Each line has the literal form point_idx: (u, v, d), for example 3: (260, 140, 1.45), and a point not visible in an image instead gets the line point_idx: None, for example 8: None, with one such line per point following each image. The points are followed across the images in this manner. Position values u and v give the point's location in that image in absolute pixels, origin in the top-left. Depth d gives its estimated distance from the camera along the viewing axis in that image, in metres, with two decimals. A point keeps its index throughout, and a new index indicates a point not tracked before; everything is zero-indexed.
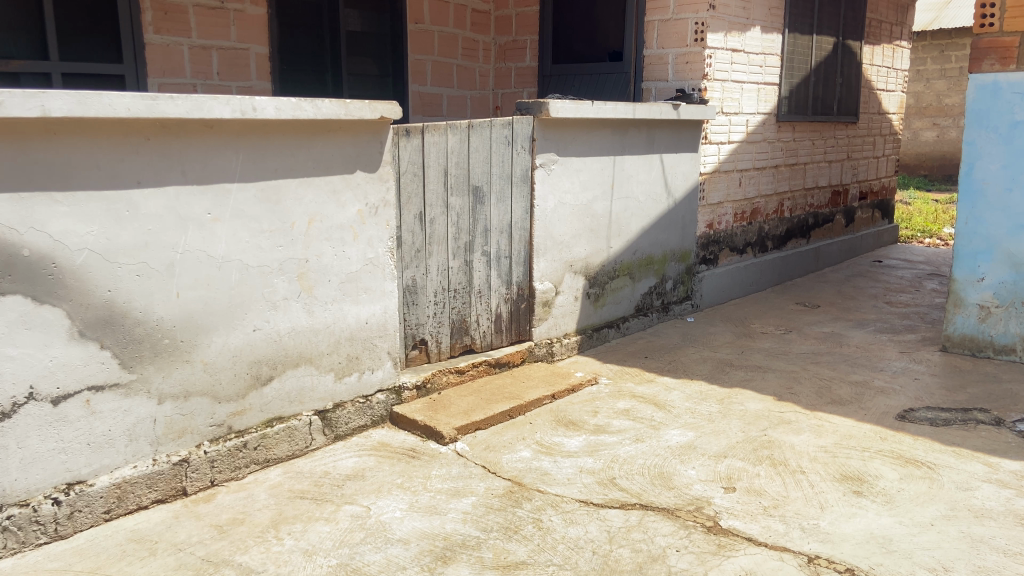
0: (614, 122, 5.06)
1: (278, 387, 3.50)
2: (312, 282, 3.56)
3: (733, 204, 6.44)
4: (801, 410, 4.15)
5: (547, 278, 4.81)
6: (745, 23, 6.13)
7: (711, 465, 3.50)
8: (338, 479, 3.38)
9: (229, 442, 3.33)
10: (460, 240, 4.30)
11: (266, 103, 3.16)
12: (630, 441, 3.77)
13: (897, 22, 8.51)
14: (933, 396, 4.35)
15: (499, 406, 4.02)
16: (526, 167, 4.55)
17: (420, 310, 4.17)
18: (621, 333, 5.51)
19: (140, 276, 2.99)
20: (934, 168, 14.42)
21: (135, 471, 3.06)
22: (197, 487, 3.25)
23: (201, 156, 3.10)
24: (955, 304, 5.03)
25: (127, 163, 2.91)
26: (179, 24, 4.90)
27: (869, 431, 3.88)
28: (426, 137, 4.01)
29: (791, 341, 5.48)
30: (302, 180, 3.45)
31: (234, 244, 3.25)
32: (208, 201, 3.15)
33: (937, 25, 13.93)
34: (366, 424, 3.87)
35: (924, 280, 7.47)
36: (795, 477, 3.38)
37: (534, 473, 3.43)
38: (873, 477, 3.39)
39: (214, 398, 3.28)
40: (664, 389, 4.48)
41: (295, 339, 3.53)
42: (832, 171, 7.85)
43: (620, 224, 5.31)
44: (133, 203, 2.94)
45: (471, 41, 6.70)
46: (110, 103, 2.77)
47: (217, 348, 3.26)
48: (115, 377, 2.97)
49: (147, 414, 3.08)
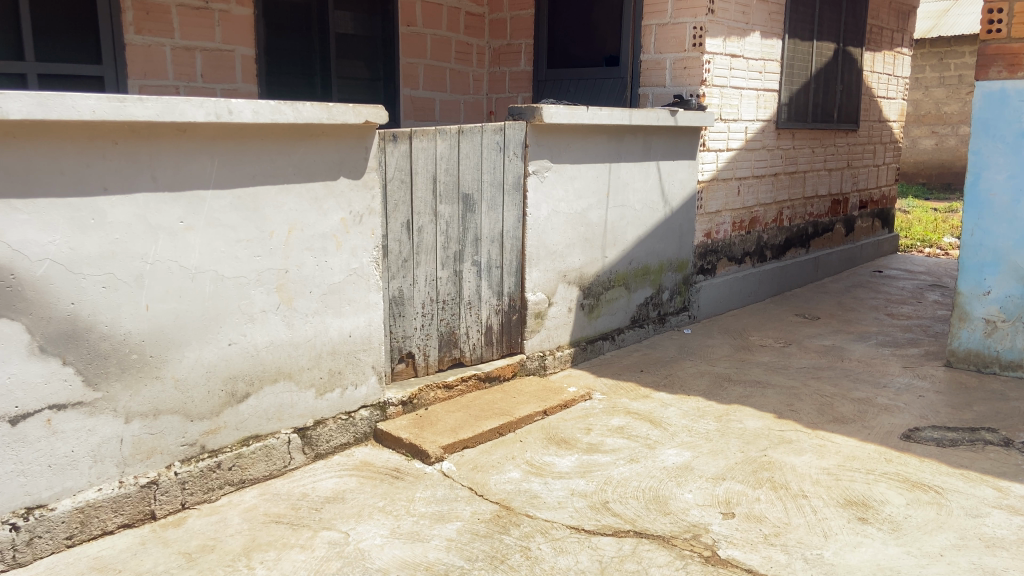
0: (610, 129, 4.90)
1: (255, 404, 3.33)
2: (292, 294, 3.40)
3: (731, 213, 6.30)
4: (802, 429, 3.99)
5: (539, 288, 4.65)
6: (744, 28, 5.99)
7: (708, 488, 3.34)
8: (317, 502, 3.21)
9: (202, 462, 3.17)
10: (450, 250, 4.14)
11: (242, 105, 3.01)
12: (625, 461, 3.61)
13: (897, 29, 8.39)
14: (938, 415, 4.20)
15: (488, 423, 3.86)
16: (518, 174, 4.39)
17: (407, 322, 4.00)
18: (616, 345, 5.36)
19: (106, 288, 2.83)
20: (933, 176, 14.32)
21: (100, 494, 2.89)
22: (167, 510, 3.08)
23: (173, 161, 2.95)
24: (959, 318, 4.88)
25: (93, 168, 2.75)
26: (161, 24, 4.74)
27: (873, 452, 3.72)
28: (415, 142, 3.85)
29: (791, 354, 5.32)
30: (282, 187, 3.29)
31: (208, 254, 3.09)
32: (180, 209, 2.99)
33: (936, 33, 13.85)
34: (348, 441, 3.71)
35: (925, 291, 7.33)
36: (796, 501, 3.22)
37: (523, 496, 3.26)
38: (879, 502, 3.23)
39: (186, 416, 3.11)
40: (660, 405, 4.32)
41: (273, 353, 3.36)
42: (832, 180, 7.71)
43: (615, 233, 5.15)
44: (99, 211, 2.78)
45: (465, 45, 6.55)
46: (73, 104, 2.62)
47: (189, 363, 3.09)
48: (79, 395, 2.80)
49: (113, 433, 2.91)
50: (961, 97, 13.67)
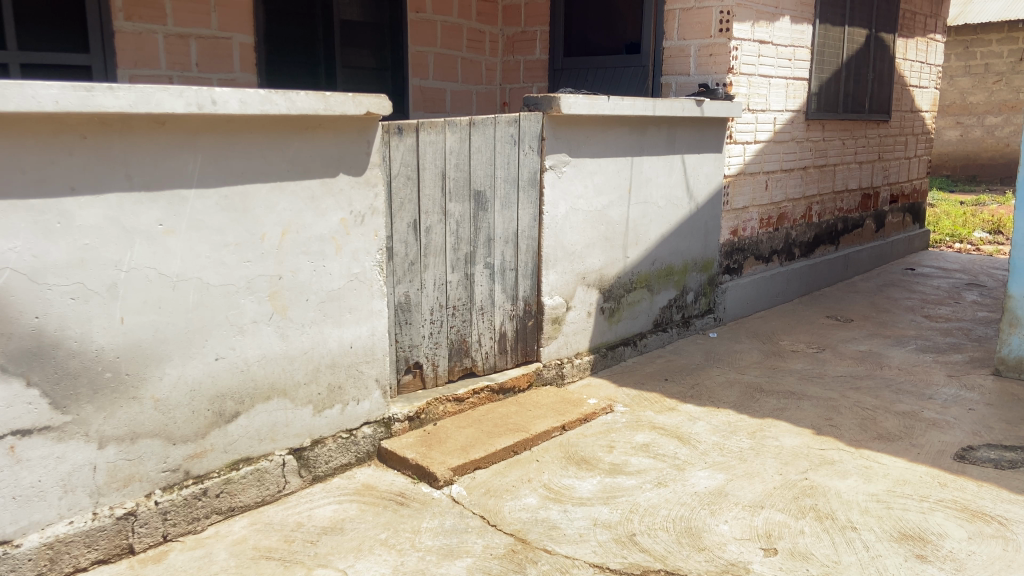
0: (631, 120, 4.56)
1: (245, 424, 3.04)
2: (286, 302, 3.09)
3: (758, 209, 5.94)
4: (844, 448, 3.66)
5: (556, 292, 4.33)
6: (773, 12, 5.62)
7: (746, 518, 3.01)
8: (312, 533, 2.91)
9: (185, 490, 2.87)
10: (460, 252, 3.82)
11: (228, 94, 2.71)
12: (652, 485, 3.28)
13: (931, 15, 7.96)
14: (993, 431, 3.84)
15: (502, 441, 3.54)
16: (533, 169, 4.07)
17: (414, 330, 3.69)
18: (638, 352, 5.02)
19: (75, 300, 2.54)
20: (957, 168, 13.86)
21: (71, 528, 2.60)
22: (147, 544, 2.79)
23: (151, 156, 2.64)
24: (1009, 323, 4.50)
25: (58, 165, 2.45)
26: (152, 10, 4.44)
27: (925, 475, 3.38)
28: (421, 135, 3.54)
29: (826, 361, 4.98)
30: (274, 185, 2.97)
31: (191, 260, 2.79)
32: (159, 210, 2.69)
33: (962, 20, 13.31)
34: (350, 461, 3.41)
35: (962, 291, 6.95)
36: (846, 535, 2.89)
37: (540, 527, 2.95)
38: (937, 536, 2.89)
39: (168, 439, 2.82)
40: (687, 420, 3.99)
41: (265, 368, 3.06)
42: (863, 173, 7.33)
43: (637, 232, 4.81)
44: (66, 213, 2.49)
45: (477, 33, 6.22)
46: (34, 94, 2.31)
47: (171, 381, 2.79)
48: (45, 419, 2.51)
49: (85, 459, 2.62)
50: (987, 87, 13.17)
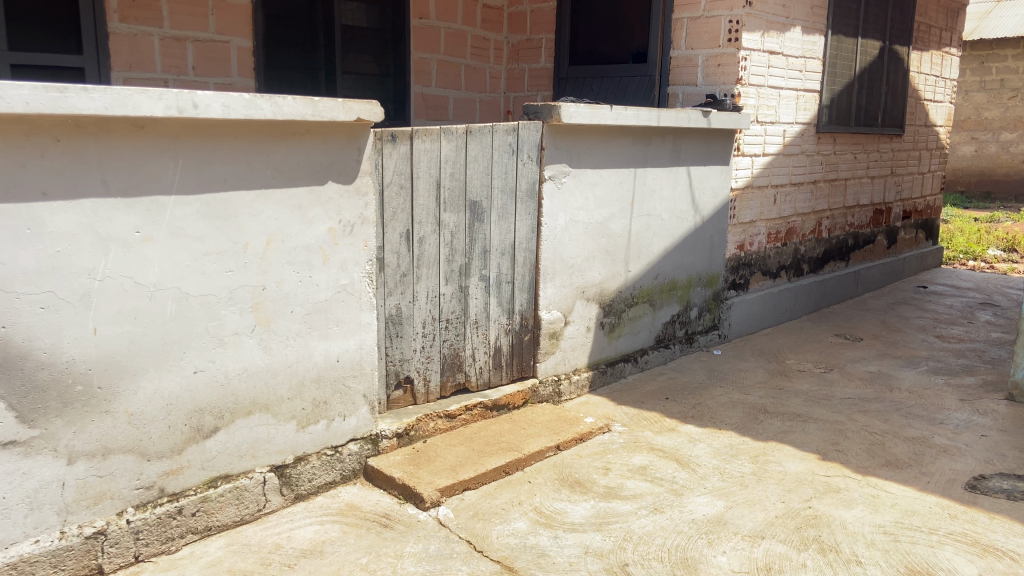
0: (635, 130, 4.44)
1: (224, 440, 2.92)
2: (270, 314, 2.98)
3: (766, 223, 5.80)
4: (850, 475, 3.51)
5: (554, 306, 4.21)
6: (784, 22, 5.49)
7: (745, 549, 2.87)
8: (290, 556, 2.78)
9: (159, 509, 2.76)
10: (454, 263, 3.70)
11: (210, 98, 2.61)
12: (647, 511, 3.14)
13: (946, 28, 7.81)
14: (1006, 460, 3.68)
15: (493, 461, 3.42)
16: (532, 180, 3.95)
17: (405, 343, 3.58)
18: (639, 368, 4.89)
19: (45, 309, 2.43)
20: (971, 185, 13.67)
21: (36, 548, 2.49)
22: (117, 564, 2.67)
23: (128, 160, 2.54)
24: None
25: (29, 169, 2.35)
26: (148, 12, 4.37)
27: (935, 506, 3.22)
28: (416, 143, 3.43)
29: (834, 382, 4.82)
30: (259, 192, 2.87)
31: (169, 269, 2.68)
32: (136, 217, 2.58)
33: (977, 34, 13.14)
34: (334, 480, 3.29)
35: (976, 310, 6.76)
36: (850, 569, 2.75)
37: (528, 555, 2.82)
38: (946, 573, 2.74)
39: (142, 455, 2.71)
40: (688, 441, 3.85)
41: (246, 382, 2.95)
42: (875, 188, 7.18)
43: (640, 245, 4.68)
44: (37, 219, 2.38)
45: (481, 40, 6.14)
46: (3, 94, 2.21)
47: (146, 395, 2.69)
48: (10, 434, 2.40)
49: (53, 476, 2.51)
50: (1002, 102, 12.98)
